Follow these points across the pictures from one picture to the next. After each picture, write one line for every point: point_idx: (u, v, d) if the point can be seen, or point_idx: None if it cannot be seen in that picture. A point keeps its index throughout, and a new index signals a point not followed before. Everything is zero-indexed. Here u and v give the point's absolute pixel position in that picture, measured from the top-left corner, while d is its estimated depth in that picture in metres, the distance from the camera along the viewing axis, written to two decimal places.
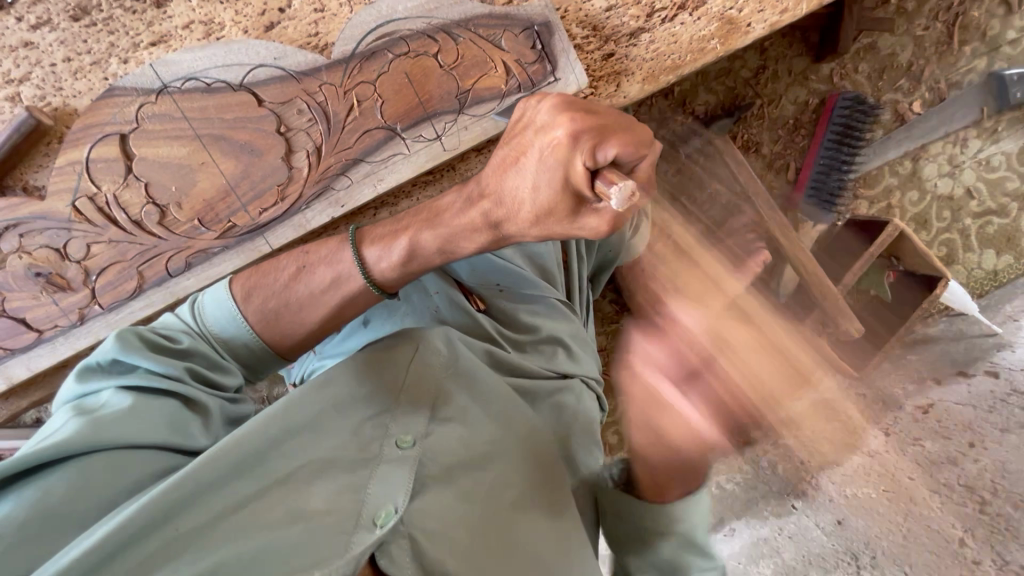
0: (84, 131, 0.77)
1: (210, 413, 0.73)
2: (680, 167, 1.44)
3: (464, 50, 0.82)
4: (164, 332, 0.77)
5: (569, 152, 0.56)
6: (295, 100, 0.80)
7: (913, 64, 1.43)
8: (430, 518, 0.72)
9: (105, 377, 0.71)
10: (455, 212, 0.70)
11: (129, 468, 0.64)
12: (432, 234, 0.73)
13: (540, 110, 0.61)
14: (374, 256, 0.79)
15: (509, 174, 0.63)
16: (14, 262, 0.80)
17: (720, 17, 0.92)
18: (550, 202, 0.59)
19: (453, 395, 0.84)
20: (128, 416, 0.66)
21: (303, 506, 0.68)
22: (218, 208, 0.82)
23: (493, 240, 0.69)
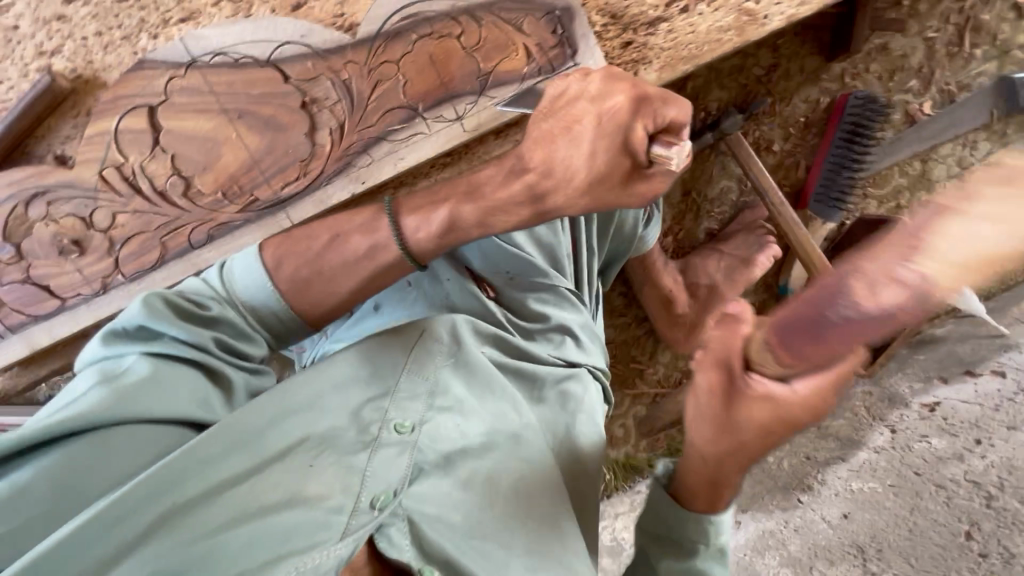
0: (113, 102, 0.79)
1: (234, 386, 0.75)
2: (693, 163, 1.45)
3: (487, 33, 0.84)
4: (194, 297, 0.75)
5: (632, 117, 0.65)
6: (321, 77, 0.82)
7: (925, 66, 1.44)
8: (428, 503, 0.79)
9: (130, 342, 0.71)
10: (496, 184, 0.72)
11: (143, 442, 0.67)
12: (473, 207, 0.73)
13: (590, 82, 0.68)
14: (413, 223, 0.77)
15: (562, 142, 0.68)
16: (40, 229, 0.81)
17: (736, 8, 0.94)
18: (606, 165, 0.67)
19: (451, 384, 0.86)
20: (147, 391, 0.67)
21: (301, 491, 0.73)
22: (242, 181, 0.84)
23: (534, 213, 0.72)
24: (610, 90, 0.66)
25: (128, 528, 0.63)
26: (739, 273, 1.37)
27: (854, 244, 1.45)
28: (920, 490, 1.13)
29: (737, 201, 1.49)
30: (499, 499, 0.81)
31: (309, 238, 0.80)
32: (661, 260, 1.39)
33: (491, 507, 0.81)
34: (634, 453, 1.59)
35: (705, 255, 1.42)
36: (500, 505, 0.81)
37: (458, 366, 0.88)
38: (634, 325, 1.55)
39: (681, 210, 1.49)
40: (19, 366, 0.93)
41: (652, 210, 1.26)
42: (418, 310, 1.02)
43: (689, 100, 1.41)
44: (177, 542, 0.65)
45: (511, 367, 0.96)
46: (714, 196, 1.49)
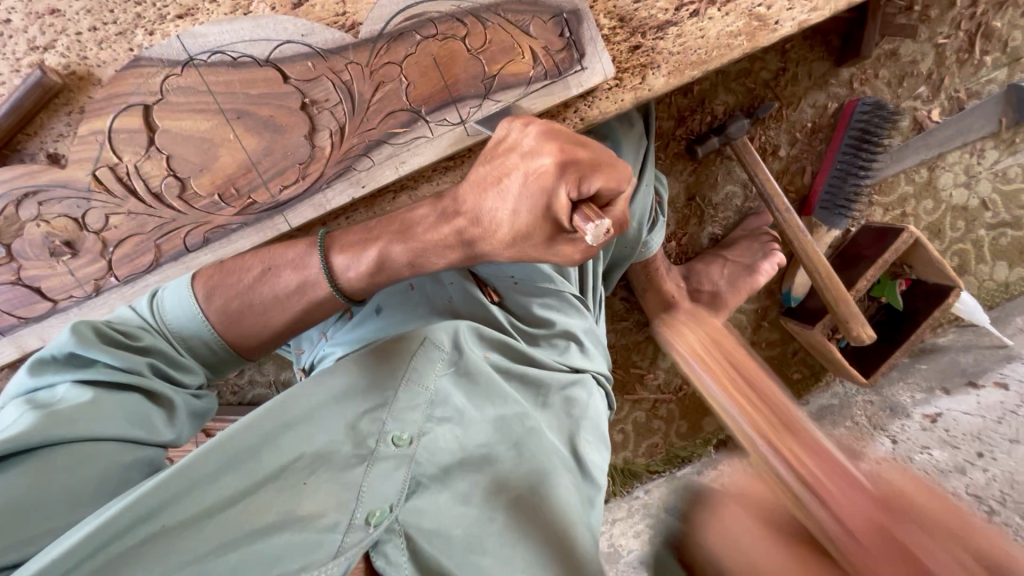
0: (107, 100, 0.77)
1: (175, 407, 0.75)
2: (697, 167, 1.44)
3: (492, 35, 0.82)
4: (123, 327, 0.76)
5: (555, 180, 0.61)
6: (321, 78, 0.80)
7: (934, 72, 1.42)
8: (425, 517, 0.78)
9: (61, 371, 0.71)
10: (428, 226, 0.74)
11: (94, 461, 0.66)
12: (404, 246, 0.76)
13: (527, 136, 0.67)
14: (344, 263, 0.79)
15: (489, 194, 0.67)
16: (31, 229, 0.79)
17: (747, 13, 0.92)
18: (528, 225, 0.64)
19: (450, 395, 0.86)
20: (87, 412, 0.67)
21: (295, 508, 0.72)
22: (239, 183, 0.82)
23: (466, 257, 0.73)
24: (540, 149, 0.64)
25: (113, 547, 0.62)
26: (742, 280, 1.35)
27: (860, 250, 1.44)
28: None
29: (741, 207, 1.47)
30: (499, 513, 0.80)
31: (238, 273, 0.81)
32: (663, 265, 1.37)
33: (492, 522, 0.79)
34: (633, 459, 1.58)
35: (708, 261, 1.41)
36: (499, 520, 0.80)
37: (456, 379, 0.89)
38: (635, 330, 1.53)
39: (685, 215, 1.48)
40: (10, 368, 0.91)
41: (658, 215, 1.24)
42: (420, 314, 1.00)
43: (695, 104, 1.39)
44: (167, 563, 0.64)
45: (516, 373, 0.94)
46: (718, 201, 1.47)
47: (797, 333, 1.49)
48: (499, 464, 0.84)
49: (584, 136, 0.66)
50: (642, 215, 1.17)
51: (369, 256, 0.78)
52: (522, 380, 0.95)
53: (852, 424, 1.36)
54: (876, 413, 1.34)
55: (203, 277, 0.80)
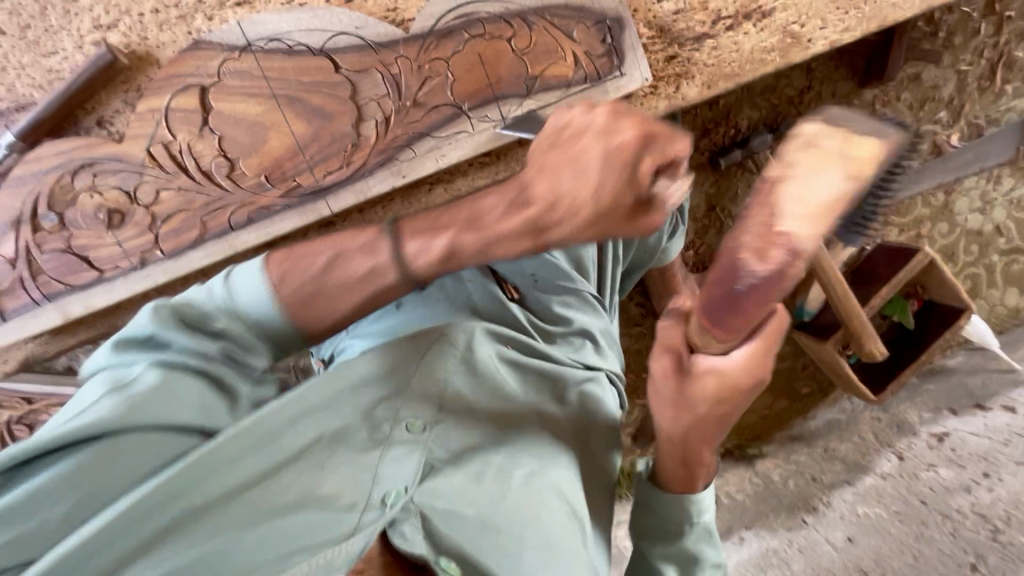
0: (166, 80, 0.80)
1: (238, 397, 0.73)
2: (719, 178, 1.46)
3: (537, 37, 0.85)
4: (202, 310, 0.72)
5: (636, 152, 0.57)
6: (371, 70, 0.83)
7: (955, 98, 1.45)
8: (439, 499, 0.78)
9: (136, 351, 0.69)
10: (498, 214, 0.65)
11: (146, 450, 0.65)
12: (472, 231, 0.68)
13: (597, 115, 0.60)
14: (413, 252, 0.73)
15: (558, 175, 0.61)
16: (84, 200, 0.82)
17: (781, 30, 0.95)
18: (613, 197, 0.58)
19: (464, 388, 0.88)
20: (152, 399, 0.65)
21: (314, 488, 0.73)
22: (285, 166, 0.85)
23: (536, 247, 0.65)
24: (618, 125, 0.58)
25: (148, 525, 0.63)
26: None
27: (875, 270, 1.47)
28: (925, 520, 1.11)
29: None
30: (513, 495, 0.81)
31: (307, 262, 0.74)
32: (682, 272, 1.40)
33: (504, 503, 0.80)
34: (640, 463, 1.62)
35: (725, 273, 1.44)
36: (513, 504, 0.80)
37: (470, 372, 0.90)
38: (649, 336, 1.56)
39: (704, 225, 1.51)
40: (50, 335, 0.93)
41: (678, 223, 1.27)
42: (440, 309, 1.02)
43: (719, 117, 1.42)
44: (192, 540, 0.65)
45: (533, 367, 0.96)
46: (738, 213, 1.50)
47: (808, 346, 1.52)
48: (517, 451, 0.86)
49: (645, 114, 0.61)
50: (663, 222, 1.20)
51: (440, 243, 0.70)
52: (540, 373, 0.96)
53: (858, 441, 1.46)
54: (882, 430, 1.44)
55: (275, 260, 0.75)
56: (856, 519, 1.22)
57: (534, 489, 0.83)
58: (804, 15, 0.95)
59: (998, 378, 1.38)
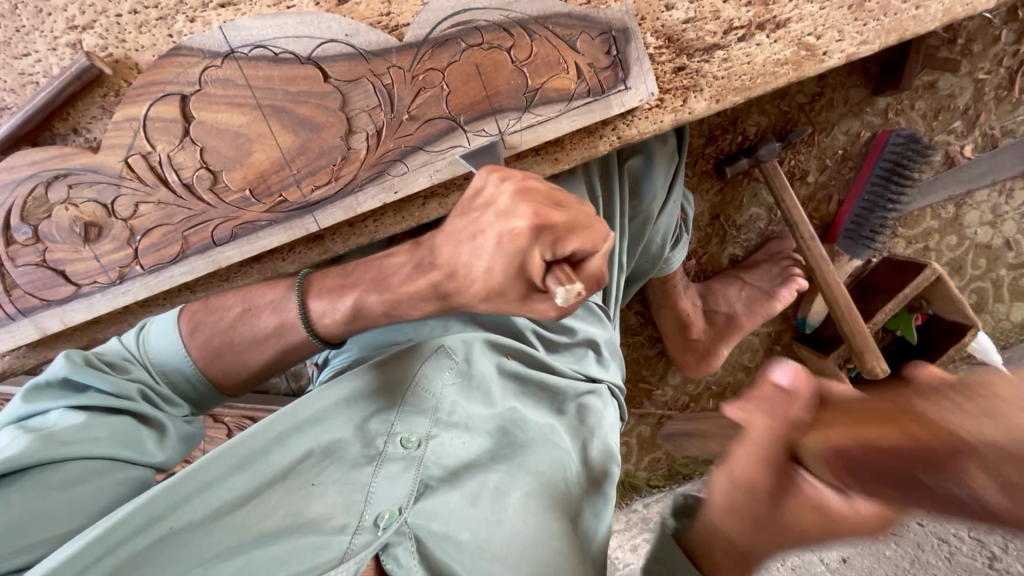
0: (144, 87, 0.75)
1: (164, 431, 0.82)
2: (724, 187, 1.42)
3: (538, 48, 0.80)
4: (110, 358, 0.83)
5: (530, 242, 0.63)
6: (362, 80, 0.78)
7: (971, 107, 1.40)
8: (434, 520, 0.81)
9: (53, 396, 0.77)
10: (404, 278, 0.76)
11: (82, 479, 0.72)
12: (380, 297, 0.79)
13: (502, 193, 0.67)
14: (321, 309, 0.85)
15: (465, 247, 0.69)
16: (59, 213, 0.78)
17: (796, 42, 0.90)
18: (500, 282, 0.67)
19: (458, 403, 0.88)
20: (76, 434, 0.74)
21: (303, 512, 0.76)
22: (271, 180, 0.81)
23: (440, 306, 0.76)
24: (515, 209, 0.65)
25: (121, 552, 0.66)
26: (760, 304, 1.35)
27: (881, 284, 1.43)
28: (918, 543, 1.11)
29: (764, 229, 1.47)
30: (507, 518, 0.82)
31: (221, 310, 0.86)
32: (683, 283, 1.36)
33: (499, 525, 0.81)
34: (634, 472, 1.61)
35: (728, 283, 1.40)
36: (508, 526, 0.82)
37: (465, 386, 0.89)
38: (647, 345, 1.53)
39: (707, 234, 1.47)
40: (28, 348, 0.90)
41: (682, 232, 1.25)
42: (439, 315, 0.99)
43: (727, 123, 1.37)
44: (178, 565, 0.69)
45: (533, 380, 0.95)
46: (742, 223, 1.46)
47: (807, 360, 1.49)
48: (517, 470, 0.86)
49: (562, 193, 0.67)
50: (665, 231, 1.18)
51: (346, 304, 0.81)
52: (536, 386, 0.95)
53: None
54: None
55: (187, 312, 0.87)
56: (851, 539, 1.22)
57: (528, 503, 0.84)
58: (821, 26, 0.90)
59: None
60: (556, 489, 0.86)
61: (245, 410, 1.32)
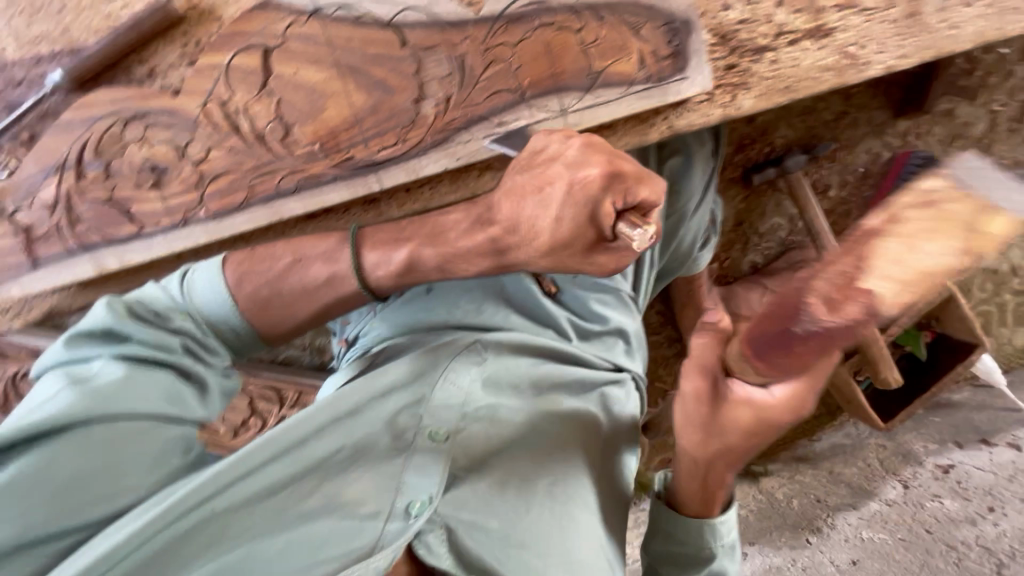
0: (230, 37, 0.78)
1: (208, 386, 0.81)
2: (749, 195, 1.48)
3: (605, 32, 0.84)
4: (153, 305, 0.81)
5: (601, 190, 0.66)
6: (437, 48, 0.82)
7: (985, 136, 1.46)
8: (464, 509, 0.80)
9: (96, 346, 0.77)
10: (461, 231, 0.77)
11: (129, 436, 0.73)
12: (435, 249, 0.79)
13: (570, 147, 0.71)
14: (373, 261, 0.84)
15: (529, 199, 0.71)
16: (133, 151, 0.81)
17: (840, 51, 0.96)
18: (570, 232, 0.69)
19: (489, 395, 0.89)
20: (120, 389, 0.73)
21: (337, 497, 0.78)
22: (340, 137, 0.83)
23: (496, 264, 0.76)
24: (586, 159, 0.68)
25: (169, 531, 0.70)
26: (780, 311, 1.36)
27: None
28: (929, 549, 1.16)
29: (785, 239, 1.51)
30: (540, 506, 0.82)
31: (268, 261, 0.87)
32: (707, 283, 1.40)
33: (532, 512, 0.81)
34: (644, 471, 1.63)
35: (749, 287, 1.45)
36: (538, 516, 0.81)
37: (494, 384, 0.90)
38: (665, 345, 1.57)
39: (730, 239, 1.53)
40: (76, 287, 0.92)
41: (710, 234, 1.26)
42: (477, 297, 0.99)
43: (756, 134, 1.43)
44: (220, 546, 0.72)
45: (565, 375, 0.95)
46: (764, 231, 1.51)
47: None
48: (543, 461, 0.85)
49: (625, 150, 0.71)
50: (696, 232, 1.20)
51: (401, 254, 0.82)
52: (572, 378, 0.95)
53: (863, 466, 1.46)
54: (889, 457, 1.45)
55: (234, 262, 0.85)
56: (860, 543, 1.24)
57: (558, 494, 0.83)
58: (863, 37, 0.96)
59: (1004, 416, 1.41)
60: (583, 484, 0.87)
61: (268, 380, 1.32)
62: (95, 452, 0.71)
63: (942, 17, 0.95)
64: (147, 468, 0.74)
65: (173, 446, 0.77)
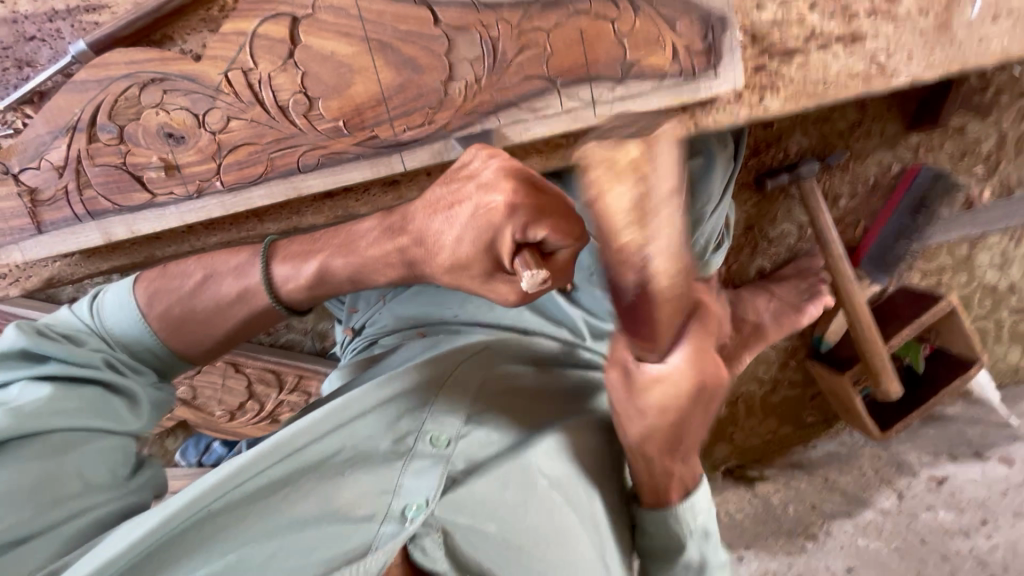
0: (258, 3, 0.75)
1: (138, 398, 0.80)
2: (761, 200, 1.47)
3: (641, 23, 0.83)
4: (65, 330, 0.80)
5: (503, 219, 0.63)
6: (470, 29, 0.80)
7: (993, 154, 1.47)
8: (461, 513, 0.77)
9: (14, 367, 0.74)
10: (371, 242, 0.77)
11: (65, 449, 0.71)
12: (346, 261, 0.79)
13: (487, 168, 0.68)
14: (286, 274, 0.83)
15: (439, 216, 0.70)
16: (149, 116, 0.78)
17: (869, 58, 0.96)
18: (467, 256, 0.67)
19: (498, 400, 0.85)
20: (46, 407, 0.71)
21: (332, 499, 0.74)
22: (366, 115, 0.81)
23: (405, 275, 0.76)
24: (495, 185, 0.65)
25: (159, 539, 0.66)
26: (787, 316, 1.37)
27: (895, 311, 1.49)
28: (924, 558, 1.26)
29: (794, 246, 1.53)
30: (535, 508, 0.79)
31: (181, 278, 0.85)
32: (717, 287, 1.40)
33: (528, 515, 0.78)
34: None
35: (756, 292, 1.45)
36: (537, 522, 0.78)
37: (503, 388, 0.87)
38: None
39: (739, 244, 1.52)
40: (83, 256, 0.90)
41: (723, 237, 1.25)
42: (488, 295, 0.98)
43: (771, 139, 1.42)
44: (214, 546, 0.69)
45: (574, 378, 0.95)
46: (773, 236, 1.52)
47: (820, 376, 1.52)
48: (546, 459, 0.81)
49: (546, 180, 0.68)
50: (710, 234, 1.19)
51: (309, 268, 0.81)
52: (582, 380, 0.95)
53: (858, 474, 1.48)
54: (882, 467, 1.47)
55: (145, 281, 0.85)
56: (857, 550, 1.32)
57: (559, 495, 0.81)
58: (893, 46, 0.95)
59: (997, 431, 1.44)
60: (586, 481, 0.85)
61: (268, 364, 1.29)
62: (36, 464, 0.69)
63: (970, 31, 0.96)
64: (97, 476, 0.73)
65: (114, 454, 0.76)
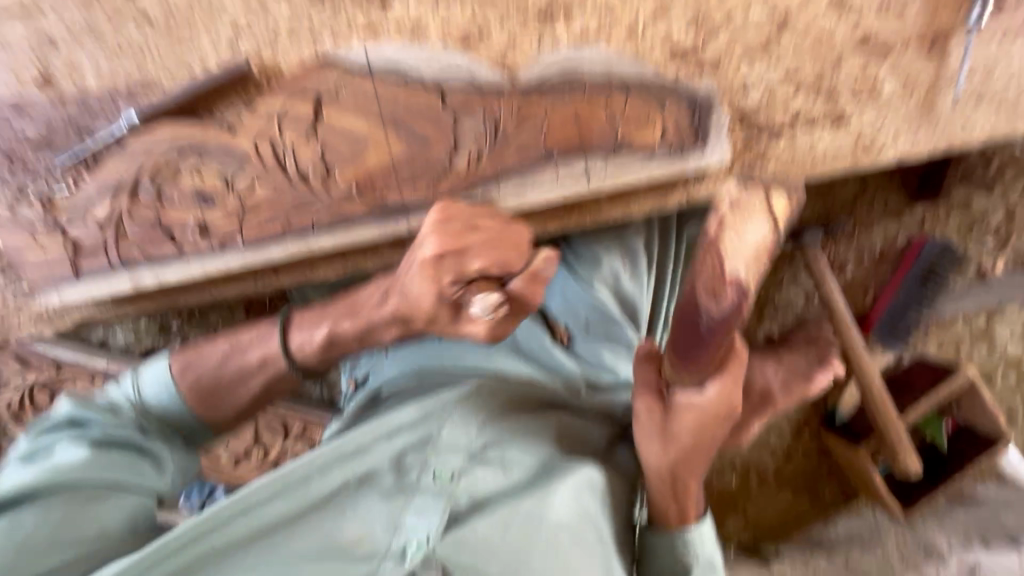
0: (288, 85, 0.86)
1: (163, 462, 0.83)
2: (767, 265, 1.51)
3: (631, 104, 0.91)
4: (110, 399, 0.86)
5: (425, 269, 0.73)
6: (475, 108, 0.88)
7: (1004, 226, 1.47)
8: (464, 552, 0.76)
9: (59, 432, 0.80)
10: (374, 305, 0.83)
11: (85, 503, 0.74)
12: (351, 324, 0.85)
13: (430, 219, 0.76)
14: (301, 339, 0.90)
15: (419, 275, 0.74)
16: (186, 179, 0.88)
17: (856, 137, 1.01)
18: (416, 302, 0.76)
19: (503, 439, 0.86)
20: (75, 465, 0.75)
21: (333, 535, 0.75)
22: (377, 181, 0.90)
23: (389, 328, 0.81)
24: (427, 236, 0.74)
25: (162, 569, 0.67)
26: (797, 386, 1.33)
27: (912, 382, 1.44)
28: None
29: (802, 312, 1.52)
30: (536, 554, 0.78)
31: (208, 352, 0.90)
32: None
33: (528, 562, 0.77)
34: None
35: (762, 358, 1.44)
36: (539, 566, 0.77)
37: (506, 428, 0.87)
38: None
39: (746, 308, 1.53)
40: (113, 301, 0.98)
41: None
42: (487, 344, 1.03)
43: None
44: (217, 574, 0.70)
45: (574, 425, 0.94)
46: (780, 302, 1.53)
47: (835, 448, 1.49)
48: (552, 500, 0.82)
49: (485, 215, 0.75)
50: None
51: (322, 333, 0.88)
52: (580, 421, 0.96)
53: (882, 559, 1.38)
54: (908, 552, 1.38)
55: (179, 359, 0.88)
56: None
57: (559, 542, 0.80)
58: (878, 127, 1.01)
59: None
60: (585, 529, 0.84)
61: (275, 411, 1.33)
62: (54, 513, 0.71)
63: (952, 113, 1.01)
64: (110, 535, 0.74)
65: (133, 515, 0.78)
